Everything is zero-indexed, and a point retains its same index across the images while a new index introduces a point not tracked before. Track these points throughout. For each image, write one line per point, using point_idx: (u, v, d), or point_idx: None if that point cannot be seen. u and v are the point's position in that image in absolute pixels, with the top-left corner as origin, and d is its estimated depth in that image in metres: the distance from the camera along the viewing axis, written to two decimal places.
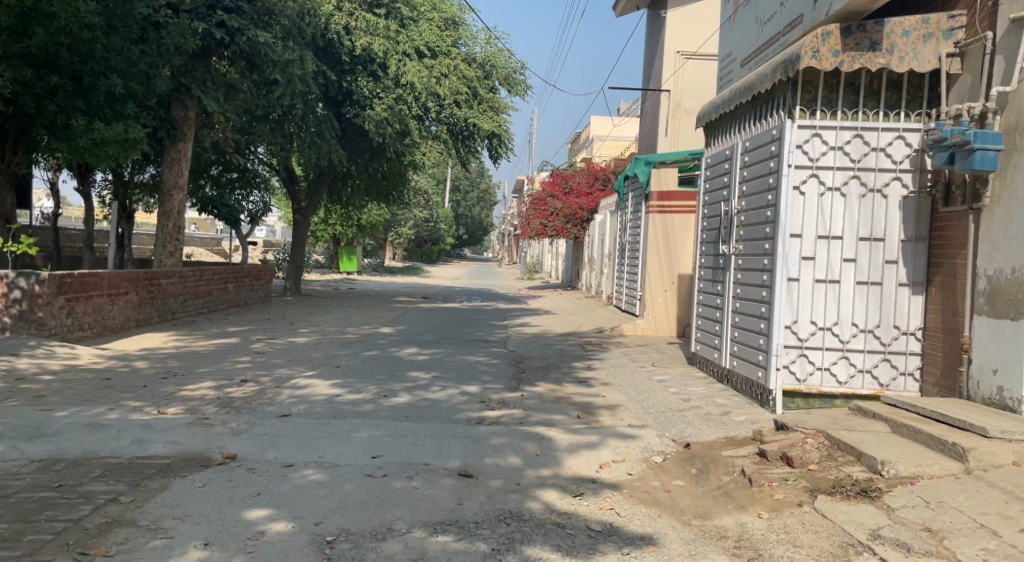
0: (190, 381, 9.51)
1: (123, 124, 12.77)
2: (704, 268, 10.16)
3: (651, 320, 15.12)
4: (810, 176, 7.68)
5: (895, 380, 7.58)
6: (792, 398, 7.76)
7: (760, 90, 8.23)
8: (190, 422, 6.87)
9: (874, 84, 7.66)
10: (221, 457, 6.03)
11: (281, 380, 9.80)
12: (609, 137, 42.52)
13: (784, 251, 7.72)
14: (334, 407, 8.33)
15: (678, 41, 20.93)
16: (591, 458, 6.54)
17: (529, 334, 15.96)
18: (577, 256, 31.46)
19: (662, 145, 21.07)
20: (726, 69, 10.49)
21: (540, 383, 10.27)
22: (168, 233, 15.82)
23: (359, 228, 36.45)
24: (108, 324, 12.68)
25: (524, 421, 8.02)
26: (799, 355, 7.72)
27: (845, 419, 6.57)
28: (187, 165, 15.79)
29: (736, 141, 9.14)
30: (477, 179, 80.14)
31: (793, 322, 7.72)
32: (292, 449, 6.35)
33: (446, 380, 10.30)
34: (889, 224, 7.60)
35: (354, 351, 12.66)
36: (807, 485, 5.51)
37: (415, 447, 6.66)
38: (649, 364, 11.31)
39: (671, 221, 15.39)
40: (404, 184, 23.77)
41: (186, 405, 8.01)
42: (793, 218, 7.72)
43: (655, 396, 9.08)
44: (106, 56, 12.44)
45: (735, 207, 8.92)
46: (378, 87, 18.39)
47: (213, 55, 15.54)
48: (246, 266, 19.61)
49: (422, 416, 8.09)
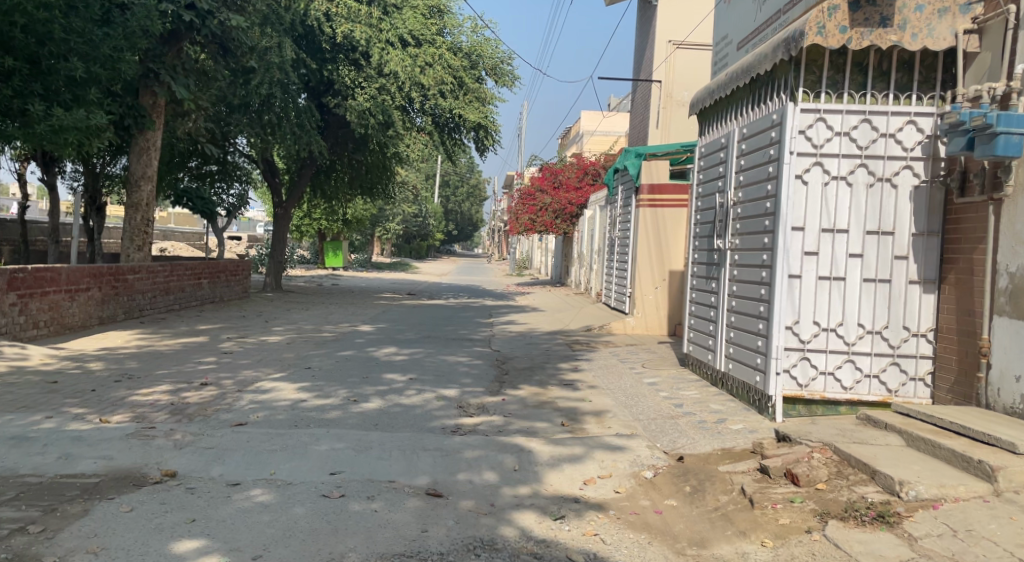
0: (145, 384, 8.84)
1: (84, 110, 12.02)
2: (698, 263, 9.54)
3: (642, 318, 14.52)
4: (813, 163, 7.06)
5: (905, 386, 6.98)
6: (793, 405, 7.14)
7: (759, 72, 7.60)
8: (131, 432, 6.24)
9: (883, 64, 7.04)
10: (157, 474, 5.40)
11: (244, 383, 9.15)
12: (598, 131, 41.89)
13: (785, 245, 7.09)
14: (298, 414, 7.68)
15: (668, 30, 20.34)
16: (574, 473, 5.92)
17: (515, 332, 15.32)
18: (567, 252, 30.74)
19: (654, 137, 20.48)
20: (721, 53, 9.84)
21: (523, 386, 9.65)
22: (136, 226, 15.11)
23: (345, 224, 35.66)
24: (67, 322, 12.01)
25: (504, 430, 7.38)
26: (801, 358, 7.11)
27: (853, 430, 5.94)
28: (156, 155, 15.07)
29: (733, 128, 8.52)
30: (466, 174, 79.42)
31: (794, 322, 7.11)
32: (241, 465, 5.72)
33: (423, 383, 9.64)
34: (899, 216, 7.00)
35: (328, 351, 11.98)
36: (817, 508, 4.88)
37: (380, 461, 6.01)
38: (638, 365, 10.69)
39: (662, 216, 14.93)
40: (390, 177, 22.92)
41: (134, 413, 7.35)
42: (794, 210, 7.10)
43: (646, 401, 8.46)
44: (65, 37, 11.65)
45: (732, 198, 8.32)
46: (360, 77, 17.57)
47: (185, 40, 14.76)
48: (222, 261, 18.90)
49: (394, 424, 7.44)
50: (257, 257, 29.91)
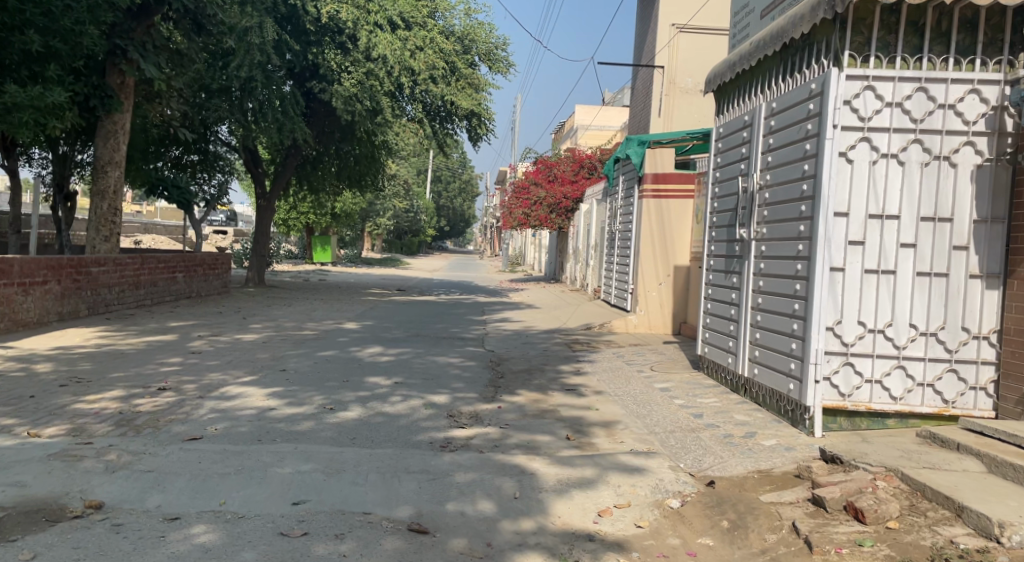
0: (93, 390, 7.93)
1: (41, 87, 10.89)
2: (715, 256, 8.60)
3: (644, 317, 13.67)
4: (860, 139, 6.09)
5: (964, 396, 6.00)
6: (834, 417, 6.15)
7: (794, 36, 6.64)
8: (57, 451, 5.33)
9: (942, 24, 6.09)
10: (79, 506, 4.50)
11: (208, 388, 8.24)
12: (594, 125, 40.90)
13: (827, 234, 6.11)
14: (262, 426, 6.74)
15: (671, 12, 19.41)
16: (586, 502, 4.94)
17: (509, 331, 14.32)
18: (562, 246, 29.73)
19: (656, 125, 19.56)
20: (741, 23, 8.92)
21: (522, 392, 8.69)
22: (102, 216, 14.06)
23: (333, 218, 34.60)
24: (20, 318, 11.20)
25: (501, 445, 6.43)
26: (843, 364, 6.11)
27: (919, 451, 4.96)
28: (125, 139, 13.99)
29: (759, 104, 7.60)
30: (458, 169, 78.47)
31: (835, 322, 6.12)
32: (184, 493, 4.77)
33: (410, 388, 8.67)
34: (959, 200, 6.01)
35: (307, 350, 11.04)
36: (894, 555, 3.93)
37: (354, 488, 5.03)
38: (646, 369, 9.74)
39: (667, 207, 13.93)
40: (379, 169, 21.82)
41: (73, 429, 6.43)
42: (837, 193, 6.13)
43: (659, 410, 7.51)
44: (19, 8, 10.46)
45: (758, 182, 7.39)
46: (348, 61, 16.44)
47: (155, 15, 13.62)
48: (200, 253, 17.92)
49: (373, 440, 6.48)
50: (240, 251, 28.90)
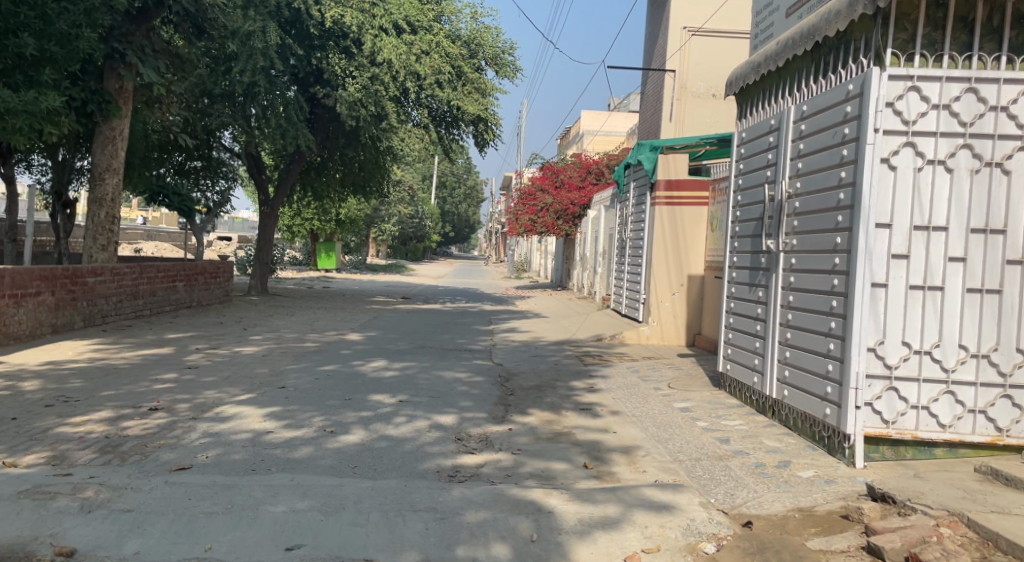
0: (79, 411, 7.48)
1: (35, 92, 10.30)
2: (738, 269, 8.11)
3: (657, 327, 13.21)
4: (904, 144, 5.60)
5: (1018, 423, 5.51)
6: (876, 447, 5.66)
7: (828, 34, 6.16)
8: (29, 486, 4.92)
9: (994, 19, 5.61)
10: (48, 553, 4.25)
11: (202, 408, 7.80)
12: (601, 131, 40.47)
13: (868, 247, 5.62)
14: (258, 452, 6.28)
15: (683, 15, 18.99)
16: (610, 546, 4.50)
17: (518, 343, 13.85)
18: (569, 254, 29.30)
19: (667, 130, 19.13)
20: (764, 23, 8.45)
21: (533, 411, 8.21)
22: (99, 223, 13.60)
23: (338, 225, 34.13)
24: (10, 331, 10.75)
25: (513, 475, 5.97)
26: (886, 389, 5.61)
27: (983, 492, 4.52)
28: (123, 145, 13.51)
29: (787, 106, 7.12)
30: (463, 175, 78.14)
31: (877, 343, 5.62)
32: (165, 536, 4.43)
33: (416, 407, 8.20)
34: (1012, 210, 5.53)
35: (308, 365, 10.56)
36: None
37: (354, 530, 4.61)
38: (664, 387, 9.25)
39: (679, 214, 13.47)
40: (384, 176, 21.36)
41: (53, 459, 5.99)
42: (878, 203, 5.64)
43: (683, 434, 7.02)
44: (13, 10, 9.95)
45: (786, 190, 6.90)
46: (353, 65, 16.02)
47: (156, 18, 13.20)
48: (201, 262, 17.48)
49: (376, 469, 6.02)
50: (244, 258, 28.48)
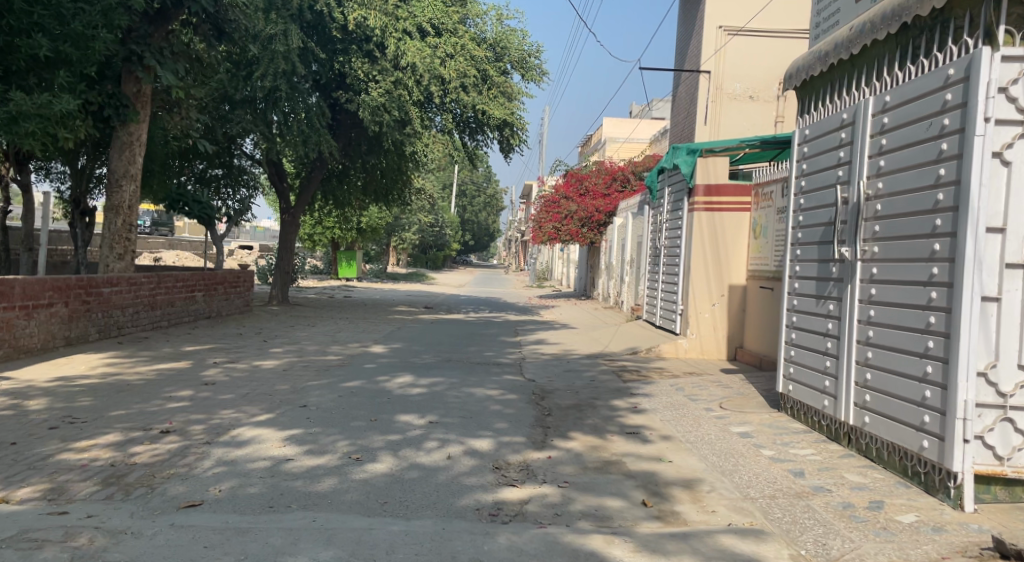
0: (85, 434, 6.83)
1: (49, 95, 9.65)
2: (803, 280, 7.34)
3: (697, 340, 12.44)
4: (1020, 136, 4.88)
5: None
6: (987, 486, 4.94)
7: (923, 12, 5.43)
8: (16, 534, 4.33)
9: None
10: None
11: (217, 430, 7.14)
12: (625, 139, 39.86)
13: (977, 254, 4.88)
14: (276, 485, 5.62)
15: (719, 15, 18.25)
16: None
17: (550, 356, 13.10)
18: (594, 263, 28.58)
19: (701, 134, 18.34)
20: (827, 10, 7.70)
21: (576, 436, 7.47)
22: (115, 232, 13.02)
23: (359, 232, 33.54)
24: (21, 345, 10.18)
25: (563, 513, 5.28)
26: (1000, 419, 4.88)
27: None
28: (141, 151, 12.97)
29: (863, 97, 6.38)
30: (484, 184, 77.67)
31: (989, 367, 4.88)
32: None
33: (447, 430, 7.49)
34: None
35: (331, 380, 9.87)
36: None
37: None
38: (715, 408, 8.48)
39: (719, 222, 12.60)
40: (406, 184, 20.77)
41: (50, 492, 5.34)
42: (991, 204, 4.90)
43: (748, 464, 6.27)
44: (27, 9, 9.35)
45: (864, 192, 6.15)
46: (375, 69, 15.24)
47: (175, 19, 12.60)
48: (222, 272, 16.91)
49: (408, 506, 5.33)
50: (265, 267, 27.98)
